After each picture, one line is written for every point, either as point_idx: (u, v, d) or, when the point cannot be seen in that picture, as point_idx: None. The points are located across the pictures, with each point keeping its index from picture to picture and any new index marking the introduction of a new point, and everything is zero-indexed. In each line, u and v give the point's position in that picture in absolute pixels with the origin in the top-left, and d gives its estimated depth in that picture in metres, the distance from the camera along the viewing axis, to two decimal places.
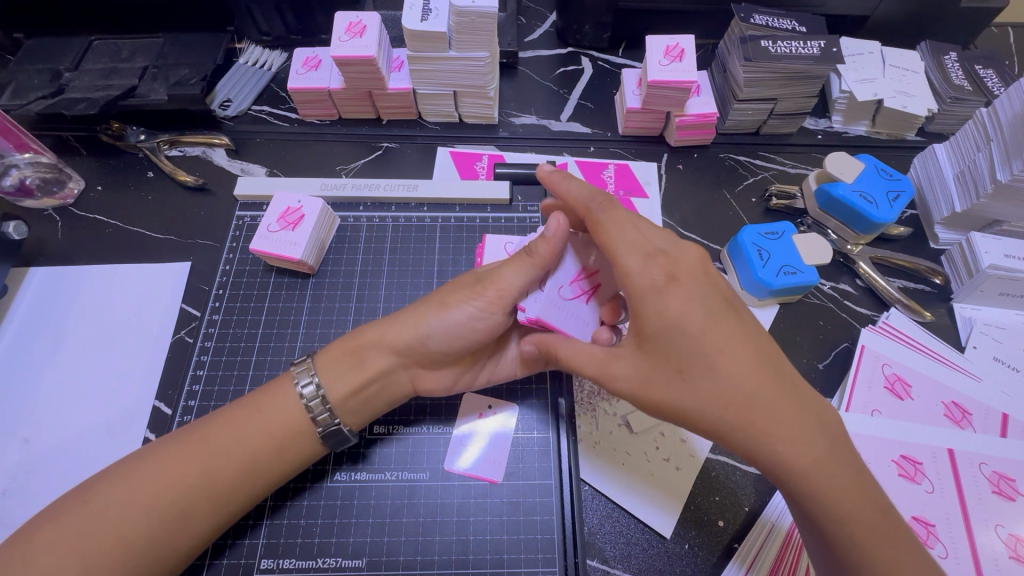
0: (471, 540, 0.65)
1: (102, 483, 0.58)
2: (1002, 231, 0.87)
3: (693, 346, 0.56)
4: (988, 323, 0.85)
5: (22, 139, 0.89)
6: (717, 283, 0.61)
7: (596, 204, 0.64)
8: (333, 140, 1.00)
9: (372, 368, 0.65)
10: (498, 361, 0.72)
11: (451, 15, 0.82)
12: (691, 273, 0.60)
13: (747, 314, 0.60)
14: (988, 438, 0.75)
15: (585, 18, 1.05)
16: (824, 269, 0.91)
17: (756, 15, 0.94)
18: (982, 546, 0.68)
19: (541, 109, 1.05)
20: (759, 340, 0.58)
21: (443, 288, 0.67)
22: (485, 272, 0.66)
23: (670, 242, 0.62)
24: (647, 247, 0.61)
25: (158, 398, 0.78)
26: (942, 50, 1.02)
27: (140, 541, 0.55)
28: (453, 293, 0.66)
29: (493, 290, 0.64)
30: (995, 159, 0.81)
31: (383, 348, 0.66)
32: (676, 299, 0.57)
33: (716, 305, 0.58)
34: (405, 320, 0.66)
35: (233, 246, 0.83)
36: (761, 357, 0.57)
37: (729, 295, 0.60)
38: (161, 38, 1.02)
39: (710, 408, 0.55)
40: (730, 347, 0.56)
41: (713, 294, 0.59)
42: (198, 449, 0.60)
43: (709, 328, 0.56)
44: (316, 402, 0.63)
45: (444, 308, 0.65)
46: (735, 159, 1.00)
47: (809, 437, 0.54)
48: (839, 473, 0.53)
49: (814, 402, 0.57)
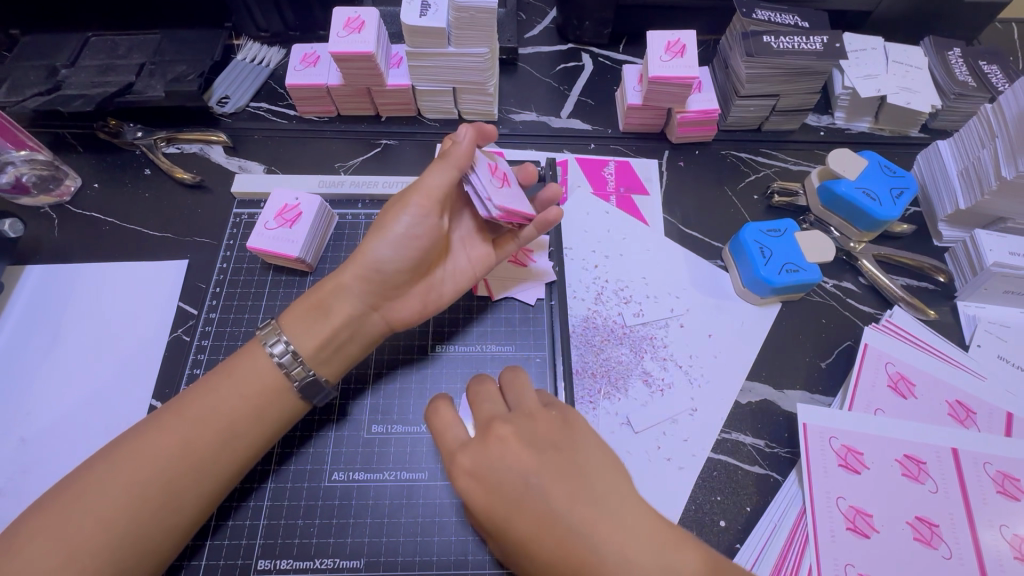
0: (470, 540, 0.64)
1: (86, 470, 0.57)
2: (1007, 229, 0.87)
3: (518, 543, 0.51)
4: (992, 321, 0.84)
5: (19, 136, 0.88)
6: (546, 444, 0.53)
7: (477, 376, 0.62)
8: (331, 137, 0.99)
9: (339, 315, 0.66)
10: (458, 271, 0.74)
11: (450, 10, 0.81)
12: (514, 440, 0.53)
13: (569, 462, 0.52)
14: (992, 437, 0.74)
15: (586, 13, 1.05)
16: (826, 267, 0.90)
17: (758, 10, 0.93)
18: (987, 546, 0.67)
19: (541, 105, 1.04)
20: (594, 511, 0.50)
21: (379, 218, 0.70)
22: (406, 190, 0.69)
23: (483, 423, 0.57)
24: (455, 444, 0.56)
25: (154, 397, 0.77)
26: (946, 46, 1.01)
27: (122, 520, 0.55)
28: (385, 214, 0.69)
29: (418, 196, 0.67)
30: (999, 155, 0.80)
31: (331, 285, 0.67)
32: (485, 505, 0.52)
33: (531, 477, 0.51)
34: (352, 259, 0.68)
35: (231, 244, 0.82)
36: (590, 534, 0.49)
37: (558, 456, 0.53)
38: (158, 34, 1.02)
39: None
40: (548, 529, 0.49)
41: (523, 480, 0.51)
42: (175, 421, 0.59)
43: (525, 510, 0.50)
44: (288, 358, 0.63)
45: (378, 227, 0.68)
46: (738, 156, 0.99)
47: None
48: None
49: (667, 553, 0.49)
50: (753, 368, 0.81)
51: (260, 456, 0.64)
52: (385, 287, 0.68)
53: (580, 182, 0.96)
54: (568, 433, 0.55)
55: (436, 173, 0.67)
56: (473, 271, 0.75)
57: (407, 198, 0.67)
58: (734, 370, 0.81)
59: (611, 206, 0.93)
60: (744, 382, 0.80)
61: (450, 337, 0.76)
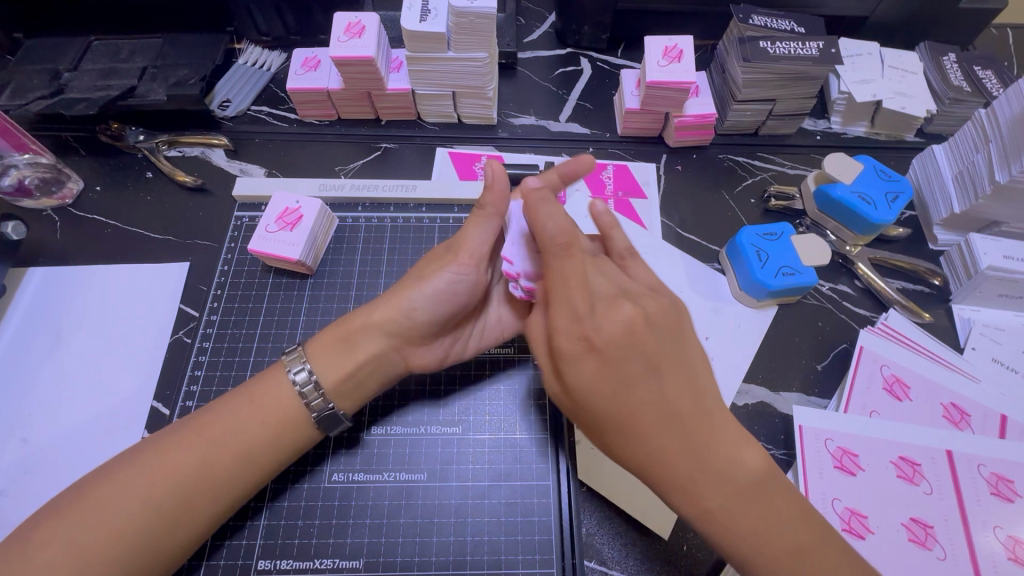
0: (469, 541, 0.65)
1: (98, 478, 0.57)
2: (1001, 232, 0.87)
3: (604, 409, 0.55)
4: (987, 324, 0.85)
5: (21, 140, 0.89)
6: (646, 331, 0.56)
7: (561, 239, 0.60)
8: (331, 140, 1.00)
9: (365, 352, 0.66)
10: (483, 323, 0.74)
11: (450, 15, 0.82)
12: (619, 315, 0.56)
13: (667, 350, 0.56)
14: (986, 439, 0.75)
15: (584, 18, 1.05)
16: (822, 270, 0.91)
17: (755, 15, 0.94)
18: (981, 547, 0.68)
19: (540, 109, 1.05)
20: (678, 399, 0.54)
21: (419, 264, 0.70)
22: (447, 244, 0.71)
23: (604, 296, 0.57)
24: (578, 308, 0.57)
25: (156, 399, 0.78)
26: (941, 51, 1.02)
27: (136, 535, 0.55)
28: (423, 261, 0.70)
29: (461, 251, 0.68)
30: (994, 159, 0.81)
31: (363, 328, 0.66)
32: (591, 370, 0.56)
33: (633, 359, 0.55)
34: (387, 301, 0.68)
35: (232, 247, 0.83)
36: (673, 414, 0.54)
37: (655, 348, 0.55)
38: (160, 38, 1.03)
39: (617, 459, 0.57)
40: (638, 401, 0.54)
41: (636, 354, 0.55)
42: (193, 439, 0.60)
43: (618, 382, 0.55)
44: (309, 386, 0.64)
45: (416, 272, 0.69)
46: (735, 160, 1.00)
47: (732, 511, 0.52)
48: (763, 547, 0.51)
49: (730, 439, 0.54)
50: (749, 370, 0.82)
51: (275, 475, 0.64)
52: (415, 331, 0.68)
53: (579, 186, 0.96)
54: (667, 323, 0.58)
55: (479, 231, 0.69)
56: (502, 323, 0.75)
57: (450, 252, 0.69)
58: (731, 373, 0.81)
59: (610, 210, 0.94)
60: (741, 384, 0.81)
61: None
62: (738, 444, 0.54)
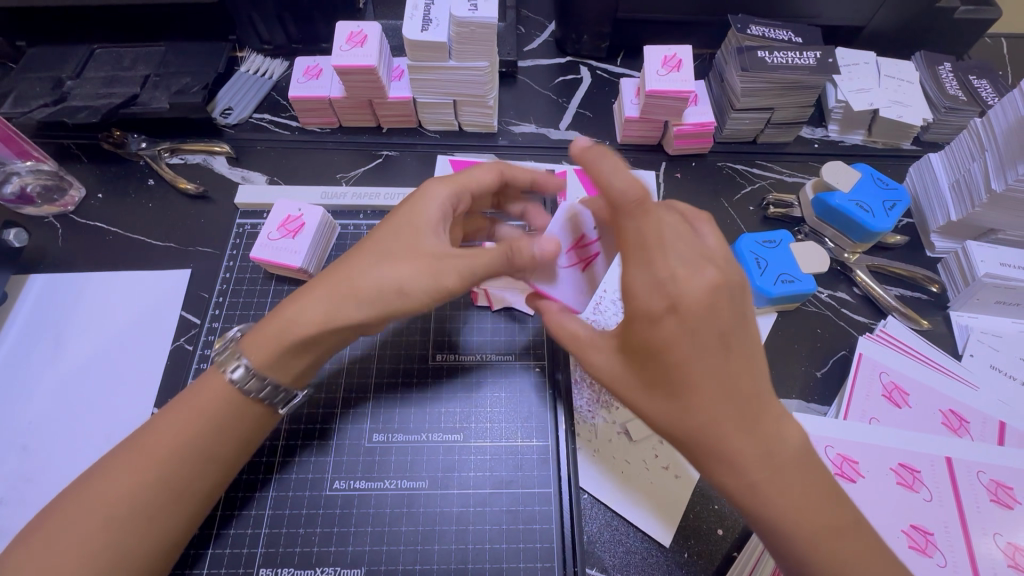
0: (470, 548, 0.65)
1: (60, 505, 0.55)
2: (997, 240, 0.88)
3: (668, 379, 0.55)
4: (985, 331, 0.86)
5: (24, 147, 0.89)
6: (725, 312, 0.55)
7: (630, 207, 0.57)
8: (332, 148, 1.00)
9: (324, 347, 0.62)
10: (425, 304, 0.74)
11: (451, 25, 0.83)
12: (699, 300, 0.54)
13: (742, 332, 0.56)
14: (985, 446, 0.75)
15: (584, 28, 1.07)
16: (821, 277, 0.91)
17: (753, 26, 0.95)
18: (981, 553, 0.68)
19: (540, 117, 1.06)
20: (742, 378, 0.55)
21: (377, 266, 0.60)
22: (373, 231, 0.63)
23: (683, 263, 0.55)
24: (661, 271, 0.55)
25: (157, 406, 0.77)
26: (937, 61, 1.03)
27: (104, 556, 0.53)
28: (353, 252, 0.62)
29: (405, 241, 0.61)
30: (990, 168, 0.81)
31: (319, 329, 0.60)
32: (668, 334, 0.54)
33: (711, 334, 0.54)
34: (349, 300, 0.59)
35: (234, 254, 0.83)
36: (736, 391, 0.55)
37: (731, 329, 0.55)
38: (163, 46, 1.03)
39: (670, 429, 0.57)
40: (705, 375, 0.54)
41: (715, 325, 0.54)
42: (138, 458, 0.57)
43: (691, 350, 0.54)
44: (249, 381, 0.61)
45: (370, 269, 0.60)
46: (733, 168, 1.01)
47: (788, 496, 0.54)
48: (819, 543, 0.53)
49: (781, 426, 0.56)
50: None
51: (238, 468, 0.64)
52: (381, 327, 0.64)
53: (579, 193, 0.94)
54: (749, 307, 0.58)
55: (414, 212, 0.64)
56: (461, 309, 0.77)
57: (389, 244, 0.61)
58: None
59: None
60: None
61: (449, 346, 0.77)
62: (789, 431, 0.56)
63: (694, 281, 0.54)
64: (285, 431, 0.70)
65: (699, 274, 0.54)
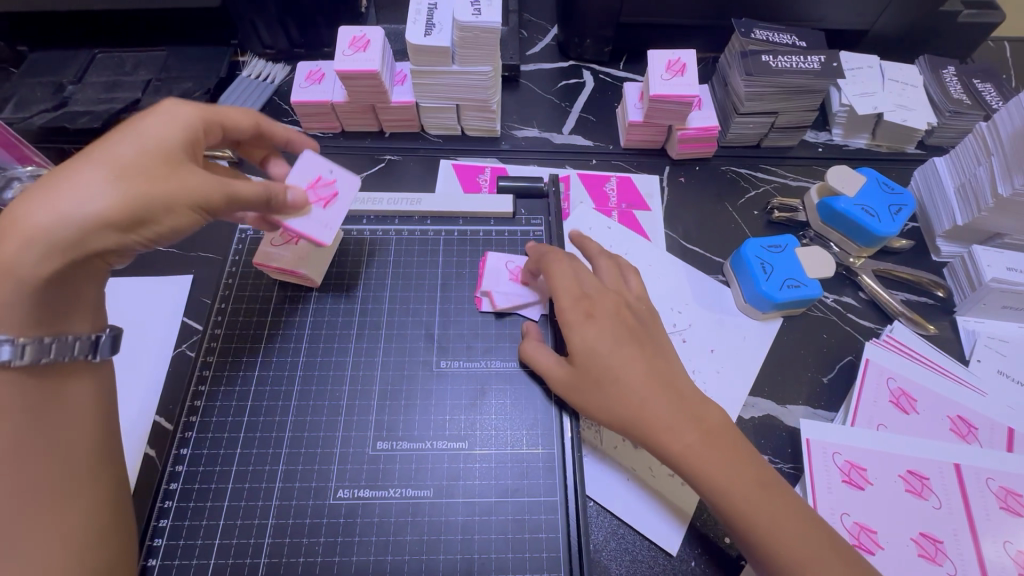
0: (476, 558, 0.64)
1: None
2: (1004, 245, 0.88)
3: (603, 372, 0.66)
4: (992, 336, 0.85)
5: (24, 151, 0.87)
6: (627, 316, 0.70)
7: (550, 253, 0.75)
8: (335, 153, 1.00)
9: (66, 281, 0.52)
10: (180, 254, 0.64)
11: (454, 29, 0.82)
12: (605, 309, 0.70)
13: (645, 333, 0.70)
14: (994, 452, 0.74)
15: (586, 31, 1.06)
16: (826, 282, 0.91)
17: (756, 29, 0.94)
18: (992, 562, 0.67)
19: (543, 122, 1.06)
20: (657, 363, 0.68)
21: (85, 189, 0.50)
22: (75, 169, 0.51)
23: (593, 286, 0.72)
24: (575, 290, 0.71)
25: (158, 414, 0.76)
26: (940, 65, 1.03)
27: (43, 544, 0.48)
28: (54, 186, 0.50)
29: (139, 166, 0.53)
30: (996, 173, 0.81)
31: (60, 263, 0.50)
32: (590, 333, 0.68)
33: (622, 332, 0.68)
34: (62, 218, 0.50)
35: (236, 260, 0.82)
36: (656, 377, 0.66)
37: (635, 327, 0.70)
38: (164, 51, 1.03)
39: (618, 419, 0.65)
40: (629, 365, 0.66)
41: (622, 325, 0.69)
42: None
43: (613, 348, 0.67)
44: (26, 351, 0.50)
45: (87, 188, 0.50)
46: (737, 172, 1.01)
47: (716, 454, 0.61)
48: (756, 497, 0.59)
49: (698, 401, 0.66)
50: (755, 383, 0.82)
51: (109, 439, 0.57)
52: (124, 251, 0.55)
53: (582, 199, 0.97)
54: (649, 316, 0.73)
55: (130, 145, 0.54)
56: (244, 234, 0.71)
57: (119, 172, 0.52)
58: (736, 385, 0.81)
59: (613, 221, 0.94)
60: (747, 397, 0.80)
61: (451, 352, 0.76)
62: (705, 404, 0.66)
63: (600, 290, 0.72)
64: (288, 440, 0.70)
65: (602, 286, 0.73)
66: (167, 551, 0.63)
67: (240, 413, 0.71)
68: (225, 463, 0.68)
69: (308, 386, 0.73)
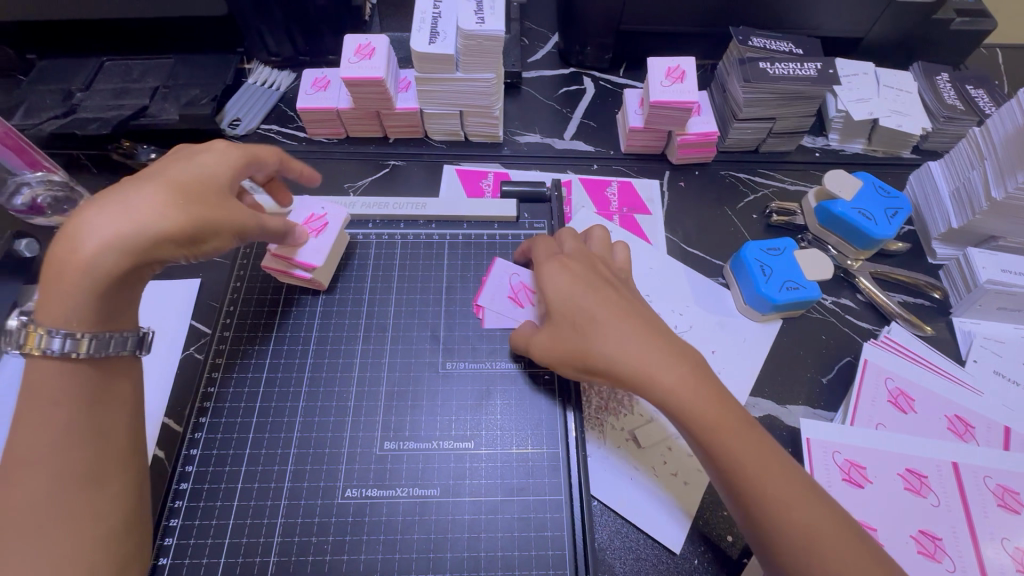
0: (482, 556, 0.65)
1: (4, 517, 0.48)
2: (999, 247, 0.89)
3: (581, 314, 0.65)
4: (988, 337, 0.87)
5: (35, 157, 0.87)
6: (603, 271, 0.71)
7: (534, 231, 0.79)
8: (340, 158, 1.01)
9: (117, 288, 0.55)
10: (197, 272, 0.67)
11: (459, 37, 0.84)
12: (581, 262, 0.71)
13: (623, 287, 0.71)
14: (991, 450, 0.75)
15: (587, 39, 1.08)
16: (824, 284, 0.92)
17: (754, 37, 0.96)
18: (990, 560, 0.68)
19: (545, 128, 1.07)
20: (634, 307, 0.67)
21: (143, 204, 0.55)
22: (134, 184, 0.56)
23: (571, 248, 0.74)
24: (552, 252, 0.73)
25: (167, 415, 0.77)
26: (934, 71, 1.05)
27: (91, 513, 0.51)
28: (119, 195, 0.55)
29: (194, 186, 0.58)
30: (989, 176, 0.83)
31: (112, 269, 0.53)
32: (564, 280, 0.68)
33: (598, 280, 0.69)
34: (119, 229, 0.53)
35: (244, 264, 0.83)
36: (633, 317, 0.65)
37: (611, 279, 0.70)
38: (171, 58, 1.05)
39: (600, 357, 0.63)
40: (606, 305, 0.66)
41: (596, 275, 0.70)
42: (23, 471, 0.50)
43: (588, 291, 0.67)
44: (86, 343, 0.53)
45: (142, 201, 0.55)
46: (736, 177, 1.02)
47: (700, 395, 0.60)
48: (744, 442, 0.59)
49: (678, 343, 0.65)
50: (755, 383, 0.83)
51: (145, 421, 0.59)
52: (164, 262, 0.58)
53: (584, 203, 0.98)
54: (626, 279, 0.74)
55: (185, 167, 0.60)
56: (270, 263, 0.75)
57: (173, 187, 0.57)
58: (736, 385, 0.82)
59: (614, 225, 0.96)
60: (748, 397, 0.82)
61: (458, 354, 0.77)
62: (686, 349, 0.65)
63: (577, 250, 0.73)
64: (296, 439, 0.71)
65: (581, 250, 0.74)
66: (179, 550, 0.64)
67: (247, 415, 0.72)
68: (235, 464, 0.69)
69: (317, 386, 0.74)
